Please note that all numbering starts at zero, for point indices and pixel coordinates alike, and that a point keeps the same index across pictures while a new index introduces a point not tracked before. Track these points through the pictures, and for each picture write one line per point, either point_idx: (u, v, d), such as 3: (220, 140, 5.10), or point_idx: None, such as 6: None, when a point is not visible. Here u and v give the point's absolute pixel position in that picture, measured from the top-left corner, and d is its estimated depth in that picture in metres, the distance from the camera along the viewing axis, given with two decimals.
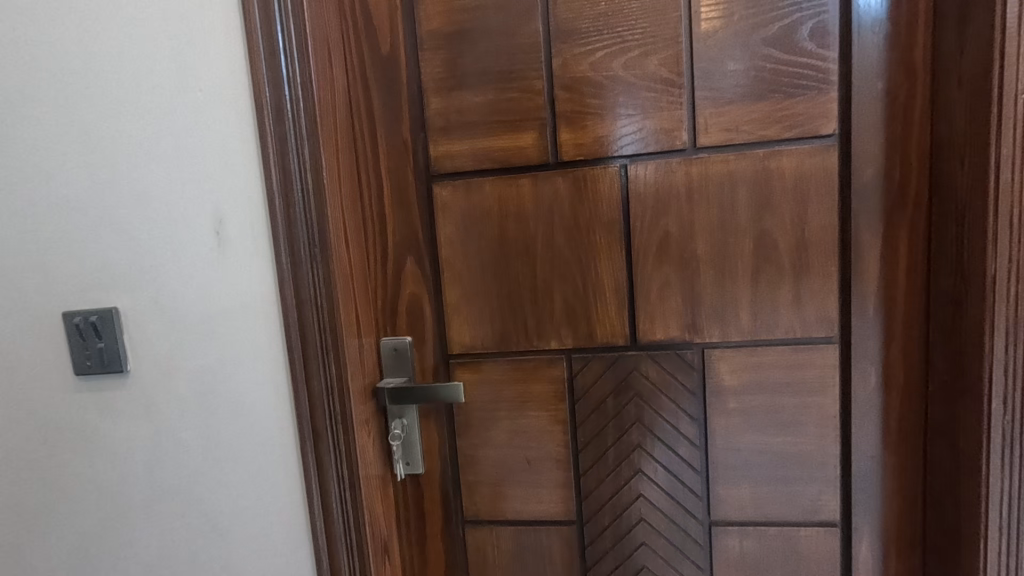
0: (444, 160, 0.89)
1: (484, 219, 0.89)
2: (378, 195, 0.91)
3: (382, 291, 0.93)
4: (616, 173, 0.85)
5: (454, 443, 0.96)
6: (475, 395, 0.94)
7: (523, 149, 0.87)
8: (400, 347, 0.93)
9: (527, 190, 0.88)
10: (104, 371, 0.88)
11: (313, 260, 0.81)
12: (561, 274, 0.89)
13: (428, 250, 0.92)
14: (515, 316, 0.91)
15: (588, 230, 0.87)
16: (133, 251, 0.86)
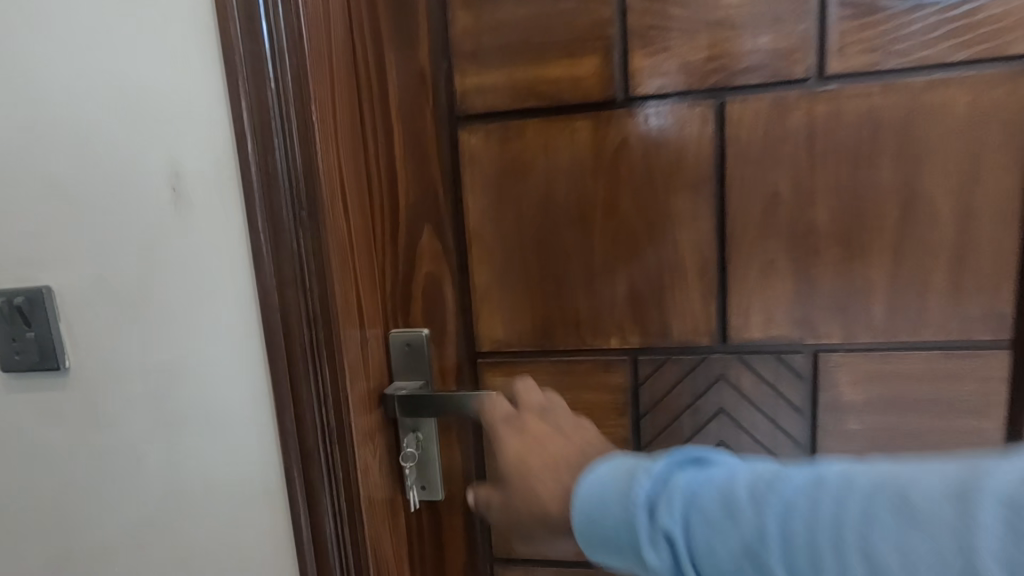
0: (473, 97, 0.67)
1: (526, 175, 0.67)
2: (387, 145, 0.69)
3: (392, 270, 0.72)
4: (710, 110, 0.62)
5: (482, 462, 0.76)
6: None
7: (580, 81, 0.65)
8: (413, 344, 0.72)
9: (585, 138, 0.65)
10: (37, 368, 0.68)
11: (300, 229, 0.61)
12: (625, 253, 0.67)
13: (451, 218, 0.70)
14: (565, 306, 0.69)
15: (666, 193, 0.65)
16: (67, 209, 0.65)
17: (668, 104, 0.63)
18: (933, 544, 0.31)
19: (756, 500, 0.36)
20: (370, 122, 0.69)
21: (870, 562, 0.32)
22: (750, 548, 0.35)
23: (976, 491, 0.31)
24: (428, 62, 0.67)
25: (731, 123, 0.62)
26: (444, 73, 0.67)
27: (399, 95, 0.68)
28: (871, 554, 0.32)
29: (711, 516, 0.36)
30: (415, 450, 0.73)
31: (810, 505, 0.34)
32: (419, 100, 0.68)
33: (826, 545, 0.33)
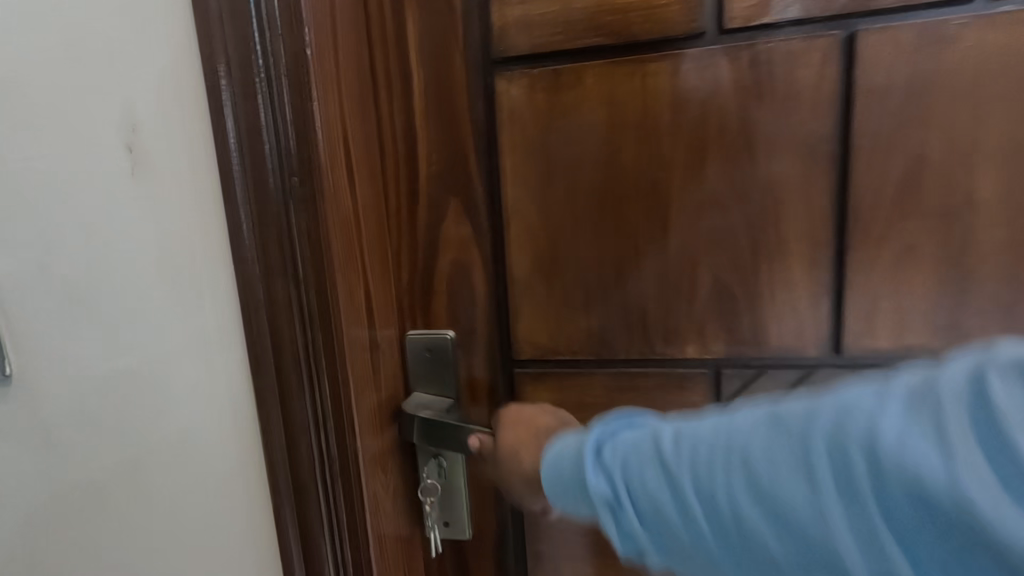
0: (514, 32, 0.52)
1: (582, 135, 0.52)
2: (404, 97, 0.54)
3: (409, 254, 0.57)
4: (836, 44, 0.46)
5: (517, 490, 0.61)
6: None
7: (658, 9, 0.49)
8: (436, 349, 0.58)
9: (662, 86, 0.50)
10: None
11: (295, 203, 0.46)
12: (707, 236, 0.52)
13: (485, 191, 0.55)
14: (629, 304, 0.54)
15: (769, 156, 0.49)
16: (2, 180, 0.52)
17: (778, 37, 0.47)
18: (791, 449, 0.29)
19: (669, 437, 0.34)
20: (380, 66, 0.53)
21: (749, 475, 0.30)
22: (660, 467, 0.33)
23: (836, 402, 0.29)
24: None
25: (864, 62, 0.46)
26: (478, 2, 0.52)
27: (419, 30, 0.52)
28: (742, 461, 0.30)
29: (621, 455, 0.35)
30: (436, 480, 0.59)
31: (704, 430, 0.33)
32: (446, 37, 0.52)
33: (716, 463, 0.31)
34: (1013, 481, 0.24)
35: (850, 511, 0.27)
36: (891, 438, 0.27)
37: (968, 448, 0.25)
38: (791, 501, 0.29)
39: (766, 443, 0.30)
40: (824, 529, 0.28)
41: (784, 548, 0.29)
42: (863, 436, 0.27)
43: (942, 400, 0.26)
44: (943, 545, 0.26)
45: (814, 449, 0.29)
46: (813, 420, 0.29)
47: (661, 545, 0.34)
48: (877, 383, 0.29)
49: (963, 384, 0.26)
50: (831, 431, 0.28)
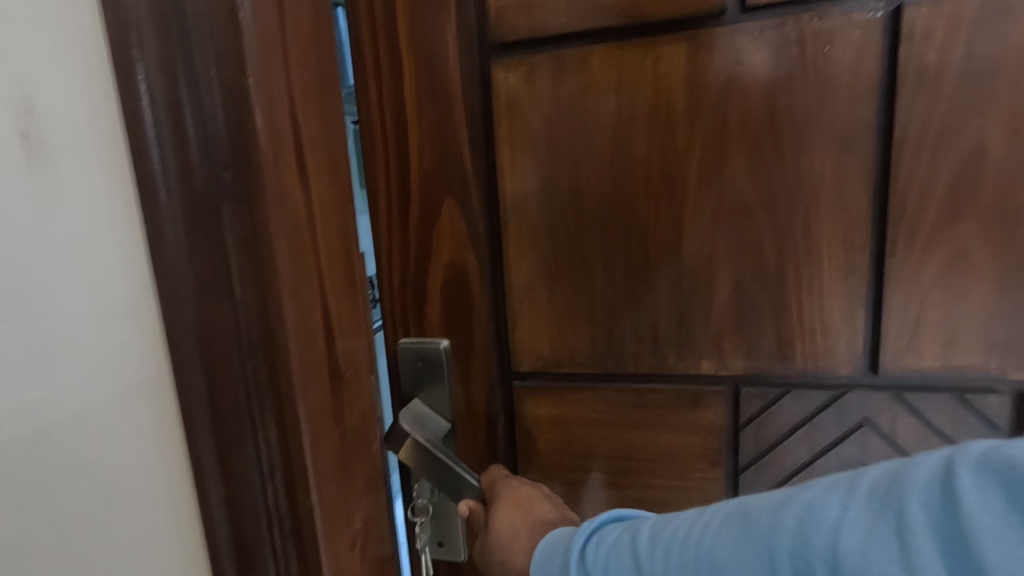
0: (515, 15, 0.47)
1: (588, 127, 0.47)
2: (394, 87, 0.50)
3: (403, 255, 0.53)
4: (878, 19, 0.40)
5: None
6: (556, 442, 0.54)
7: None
8: (432, 359, 0.54)
9: (675, 70, 0.45)
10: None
11: (233, 202, 0.34)
12: (728, 240, 0.46)
13: (481, 188, 0.51)
14: (638, 311, 0.49)
15: (801, 148, 0.44)
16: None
17: (810, 13, 0.42)
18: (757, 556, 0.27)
19: (655, 533, 0.32)
20: (369, 55, 0.49)
21: None
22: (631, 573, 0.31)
23: (804, 500, 0.26)
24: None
25: (912, 39, 0.40)
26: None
27: (408, 14, 0.48)
28: (714, 565, 0.28)
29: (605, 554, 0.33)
30: (430, 497, 0.55)
31: (682, 529, 0.31)
32: (437, 20, 0.48)
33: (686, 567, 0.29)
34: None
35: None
36: (844, 554, 0.24)
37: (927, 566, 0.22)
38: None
39: (734, 551, 0.27)
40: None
41: None
42: (820, 547, 0.25)
43: (906, 504, 0.23)
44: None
45: (777, 560, 0.26)
46: (777, 524, 0.26)
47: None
48: (844, 481, 0.26)
49: (928, 484, 0.23)
50: (791, 538, 0.26)
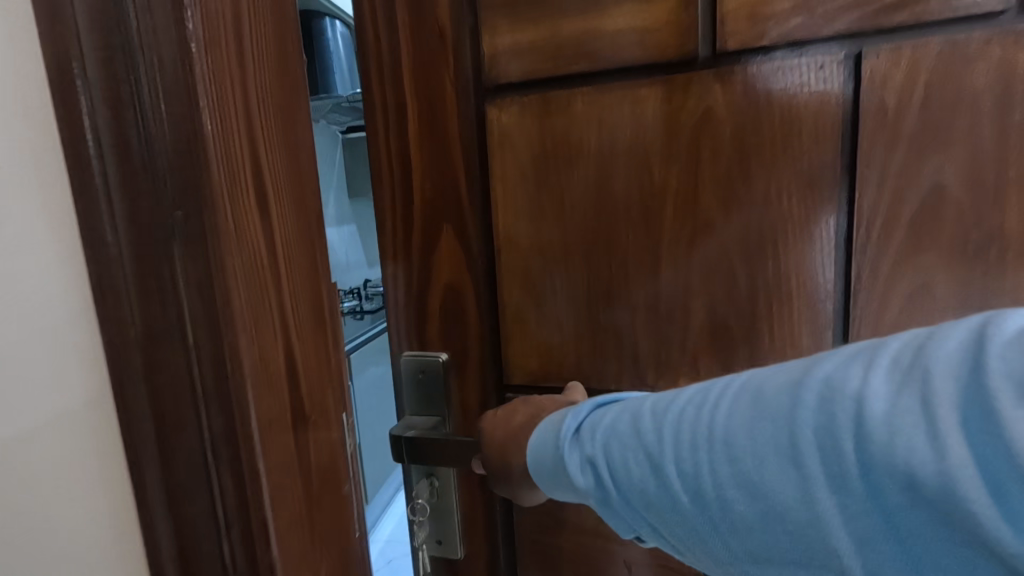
0: (505, 61, 0.52)
1: (573, 162, 0.51)
2: (399, 127, 0.55)
3: (407, 277, 0.58)
4: (839, 65, 0.43)
5: (509, 511, 0.61)
6: None
7: (648, 33, 0.48)
8: (430, 372, 0.59)
9: (651, 112, 0.48)
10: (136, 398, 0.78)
11: (183, 244, 0.31)
12: (703, 268, 0.50)
13: (476, 216, 0.55)
14: (620, 328, 0.53)
15: (769, 186, 0.46)
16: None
17: (775, 58, 0.45)
18: (776, 427, 0.28)
19: (666, 422, 0.33)
20: (377, 97, 0.55)
21: (732, 456, 0.30)
22: (646, 452, 0.33)
23: (821, 377, 0.28)
24: (447, 15, 0.52)
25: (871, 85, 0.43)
26: (469, 31, 0.52)
27: (411, 60, 0.53)
28: (730, 444, 0.30)
29: (616, 444, 0.35)
30: (427, 497, 0.60)
31: (694, 416, 0.32)
32: (436, 66, 0.53)
33: (700, 446, 0.31)
34: (996, 476, 0.22)
35: (829, 497, 0.27)
36: (869, 431, 0.25)
37: (948, 440, 0.23)
38: (778, 488, 0.28)
39: (752, 432, 0.29)
40: (813, 512, 0.27)
41: (776, 534, 0.29)
42: (845, 426, 0.26)
43: (935, 382, 0.25)
44: (931, 530, 0.25)
45: (799, 436, 0.28)
46: (795, 402, 0.28)
47: (658, 522, 0.34)
48: (868, 363, 0.27)
49: (958, 352, 0.25)
50: (813, 415, 0.27)
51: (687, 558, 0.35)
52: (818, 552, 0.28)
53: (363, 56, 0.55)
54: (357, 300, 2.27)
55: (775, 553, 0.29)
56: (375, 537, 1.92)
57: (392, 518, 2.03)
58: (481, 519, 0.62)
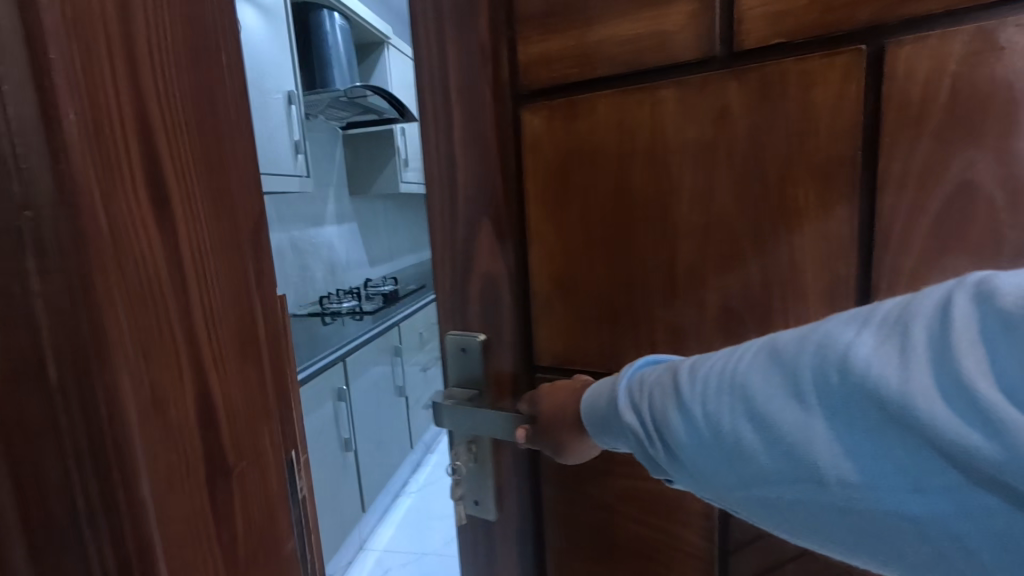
0: (537, 68, 0.56)
1: (597, 160, 0.55)
2: (442, 130, 0.61)
3: (449, 264, 0.65)
4: (860, 58, 0.42)
5: (536, 483, 0.66)
6: None
7: (668, 36, 0.50)
8: (470, 349, 0.65)
9: (668, 111, 0.50)
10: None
11: (41, 262, 0.27)
12: (721, 259, 0.51)
13: (511, 209, 0.60)
14: (638, 318, 0.56)
15: (780, 182, 0.47)
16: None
17: (791, 56, 0.45)
18: (783, 370, 0.33)
19: (689, 371, 0.38)
20: (426, 105, 0.61)
21: (744, 395, 0.34)
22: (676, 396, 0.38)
23: (823, 330, 0.32)
24: (486, 28, 0.57)
25: (894, 74, 0.42)
26: (505, 42, 0.57)
27: (456, 72, 0.59)
28: (746, 385, 0.34)
29: (650, 392, 0.41)
30: (466, 460, 0.67)
31: (717, 366, 0.36)
32: (475, 77, 0.58)
33: (720, 389, 0.35)
34: (947, 391, 0.26)
35: (824, 425, 0.30)
36: (853, 366, 0.29)
37: (919, 368, 0.27)
38: (781, 423, 0.32)
39: (763, 378, 0.33)
40: (808, 437, 0.31)
41: (772, 458, 0.33)
42: (835, 364, 0.30)
43: (912, 328, 0.28)
44: (901, 446, 0.28)
45: (801, 375, 0.31)
46: (799, 351, 0.32)
47: (682, 459, 0.38)
48: (861, 316, 0.31)
49: (932, 309, 0.28)
50: (813, 358, 0.31)
51: (705, 493, 0.39)
52: (815, 478, 0.31)
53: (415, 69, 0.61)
54: (354, 301, 2.36)
55: (772, 477, 0.33)
56: (368, 546, 2.01)
57: (388, 526, 2.13)
58: (513, 487, 0.67)
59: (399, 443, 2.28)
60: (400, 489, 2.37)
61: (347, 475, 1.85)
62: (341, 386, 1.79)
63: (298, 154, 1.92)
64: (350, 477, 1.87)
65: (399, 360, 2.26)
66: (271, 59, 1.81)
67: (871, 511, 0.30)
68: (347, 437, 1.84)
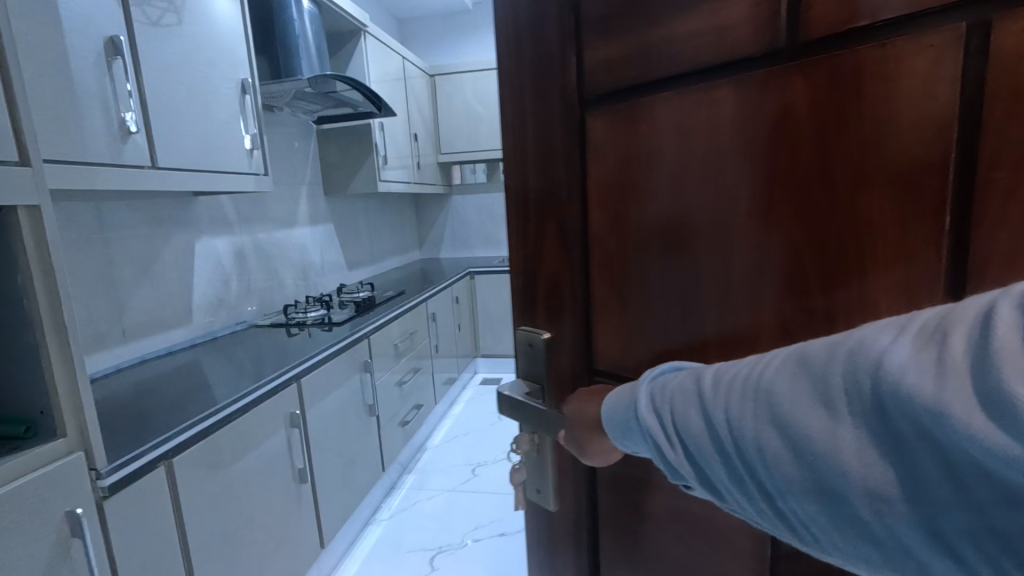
0: (600, 74, 0.44)
1: (650, 160, 0.41)
2: (515, 135, 0.52)
3: (521, 270, 0.55)
4: (956, 46, 0.25)
5: (592, 482, 0.51)
6: (566, 484, 0.54)
7: (726, 35, 0.35)
8: (535, 347, 0.54)
9: (723, 113, 0.36)
10: (20, 439, 0.74)
11: None
12: (774, 285, 0.35)
13: (574, 215, 0.48)
14: (693, 344, 0.40)
15: (851, 201, 0.30)
16: (29, 249, 0.71)
17: (868, 44, 0.28)
18: (814, 375, 0.24)
19: (714, 379, 0.28)
20: (504, 114, 0.53)
21: (769, 405, 0.25)
22: (695, 404, 0.28)
23: (861, 335, 0.23)
24: (555, 36, 0.46)
25: (1009, 64, 0.24)
26: (572, 45, 0.45)
27: (530, 74, 0.49)
28: (769, 394, 0.25)
29: (669, 397, 0.30)
30: (527, 449, 0.55)
31: (743, 373, 0.27)
32: (548, 77, 0.48)
33: (737, 396, 0.26)
34: (986, 395, 0.18)
35: (856, 441, 0.22)
36: (888, 370, 0.21)
37: (958, 378, 0.19)
38: (801, 437, 0.24)
39: (784, 387, 0.24)
40: (830, 445, 0.23)
41: (793, 471, 0.24)
42: (865, 370, 0.22)
43: (952, 339, 0.20)
44: (937, 461, 0.20)
45: (831, 386, 0.23)
46: (831, 357, 0.23)
47: (703, 474, 0.29)
48: (898, 319, 0.22)
49: (973, 315, 0.20)
50: (844, 366, 0.22)
51: (730, 510, 0.29)
52: (839, 504, 0.23)
53: (499, 70, 0.53)
54: (322, 311, 1.89)
55: (790, 490, 0.24)
56: None
57: (355, 559, 1.61)
58: (570, 482, 0.53)
59: (371, 466, 1.76)
60: (370, 517, 1.82)
61: (299, 508, 1.34)
62: (295, 410, 1.32)
63: (255, 149, 1.49)
64: (307, 508, 1.38)
65: (369, 373, 1.73)
66: (213, 32, 1.33)
67: (925, 550, 0.21)
68: (300, 468, 1.35)
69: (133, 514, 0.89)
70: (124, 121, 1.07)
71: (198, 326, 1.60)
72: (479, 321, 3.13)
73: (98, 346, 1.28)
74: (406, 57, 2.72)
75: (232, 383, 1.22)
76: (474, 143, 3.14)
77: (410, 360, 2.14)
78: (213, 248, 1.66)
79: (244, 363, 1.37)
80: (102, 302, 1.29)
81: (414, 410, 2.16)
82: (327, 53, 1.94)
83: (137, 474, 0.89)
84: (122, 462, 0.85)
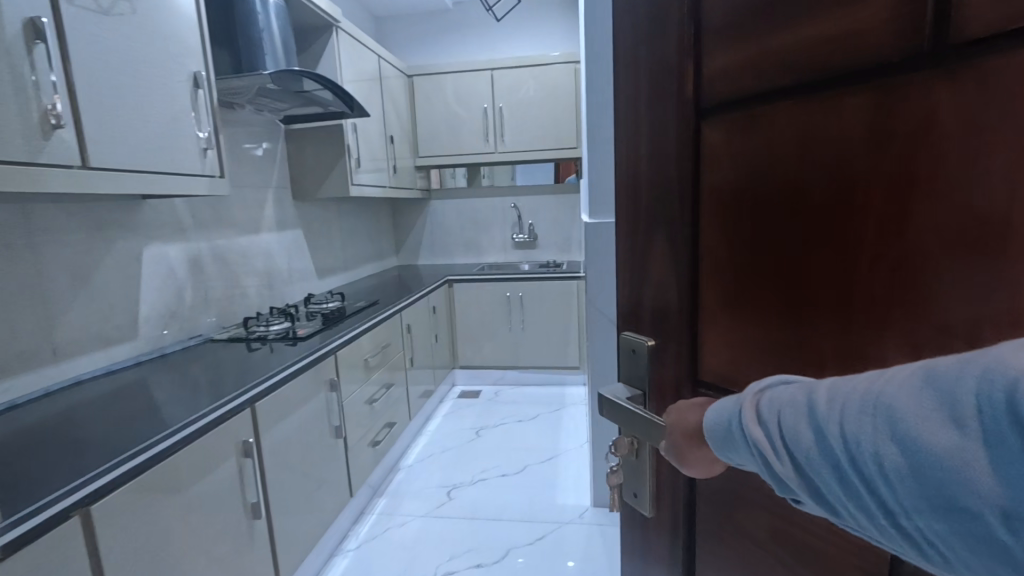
0: (721, 87, 0.44)
1: (774, 165, 0.40)
2: (631, 149, 0.54)
3: (631, 275, 0.56)
4: None
5: (692, 490, 0.51)
6: (669, 497, 0.54)
7: (857, 46, 0.33)
8: (638, 353, 0.55)
9: (850, 119, 0.34)
10: None
11: None
12: (900, 300, 0.32)
13: (685, 225, 0.49)
14: (807, 358, 0.39)
15: (995, 213, 0.28)
16: None
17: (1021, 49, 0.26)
18: (943, 390, 0.22)
19: (829, 393, 0.27)
20: (621, 128, 0.55)
21: (891, 421, 0.24)
22: (811, 419, 0.28)
23: (990, 358, 0.21)
24: (674, 52, 0.47)
25: None
26: (691, 59, 0.46)
27: (648, 82, 0.50)
28: (895, 410, 0.24)
29: (779, 408, 0.30)
30: (624, 452, 0.55)
31: (865, 386, 0.26)
32: (664, 94, 0.49)
33: (861, 411, 0.25)
34: None
35: (986, 459, 0.21)
36: None
37: None
38: (927, 452, 0.23)
39: (908, 404, 0.24)
40: (960, 460, 0.22)
41: (921, 484, 0.23)
42: (1000, 385, 0.20)
43: None
44: None
45: (961, 402, 0.22)
46: (963, 376, 0.22)
47: (823, 487, 0.28)
48: None
49: None
50: (976, 382, 0.21)
51: (854, 523, 0.28)
52: (969, 520, 0.22)
53: (614, 85, 0.55)
54: (286, 323, 1.78)
55: (919, 504, 0.23)
56: None
57: None
58: (670, 491, 0.53)
59: (337, 493, 1.66)
60: (336, 547, 1.72)
61: (250, 548, 1.23)
62: (248, 438, 1.22)
63: (207, 149, 1.36)
64: (259, 549, 1.26)
65: (336, 392, 1.64)
66: (161, 19, 1.22)
67: None
68: (254, 502, 1.24)
69: (46, 566, 0.78)
70: (48, 112, 0.96)
71: (146, 343, 1.46)
72: (456, 328, 3.08)
73: (26, 366, 1.14)
74: (382, 54, 2.63)
75: (185, 405, 1.11)
76: (448, 146, 3.09)
77: (382, 375, 2.05)
78: (165, 256, 1.53)
79: (201, 381, 1.26)
80: (30, 317, 1.15)
81: (386, 428, 2.07)
82: (294, 46, 1.83)
83: (43, 528, 0.77)
84: (21, 516, 0.74)
